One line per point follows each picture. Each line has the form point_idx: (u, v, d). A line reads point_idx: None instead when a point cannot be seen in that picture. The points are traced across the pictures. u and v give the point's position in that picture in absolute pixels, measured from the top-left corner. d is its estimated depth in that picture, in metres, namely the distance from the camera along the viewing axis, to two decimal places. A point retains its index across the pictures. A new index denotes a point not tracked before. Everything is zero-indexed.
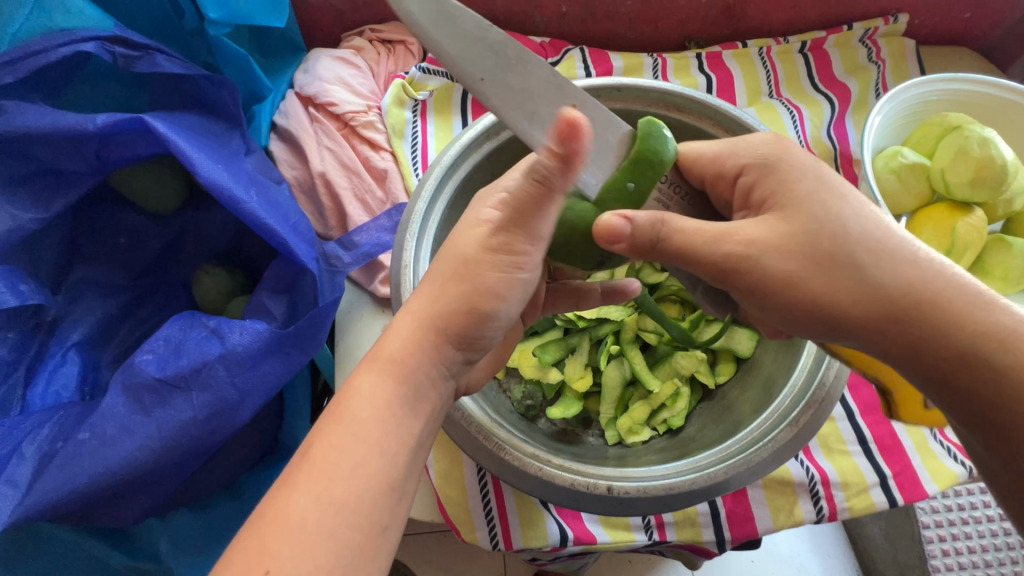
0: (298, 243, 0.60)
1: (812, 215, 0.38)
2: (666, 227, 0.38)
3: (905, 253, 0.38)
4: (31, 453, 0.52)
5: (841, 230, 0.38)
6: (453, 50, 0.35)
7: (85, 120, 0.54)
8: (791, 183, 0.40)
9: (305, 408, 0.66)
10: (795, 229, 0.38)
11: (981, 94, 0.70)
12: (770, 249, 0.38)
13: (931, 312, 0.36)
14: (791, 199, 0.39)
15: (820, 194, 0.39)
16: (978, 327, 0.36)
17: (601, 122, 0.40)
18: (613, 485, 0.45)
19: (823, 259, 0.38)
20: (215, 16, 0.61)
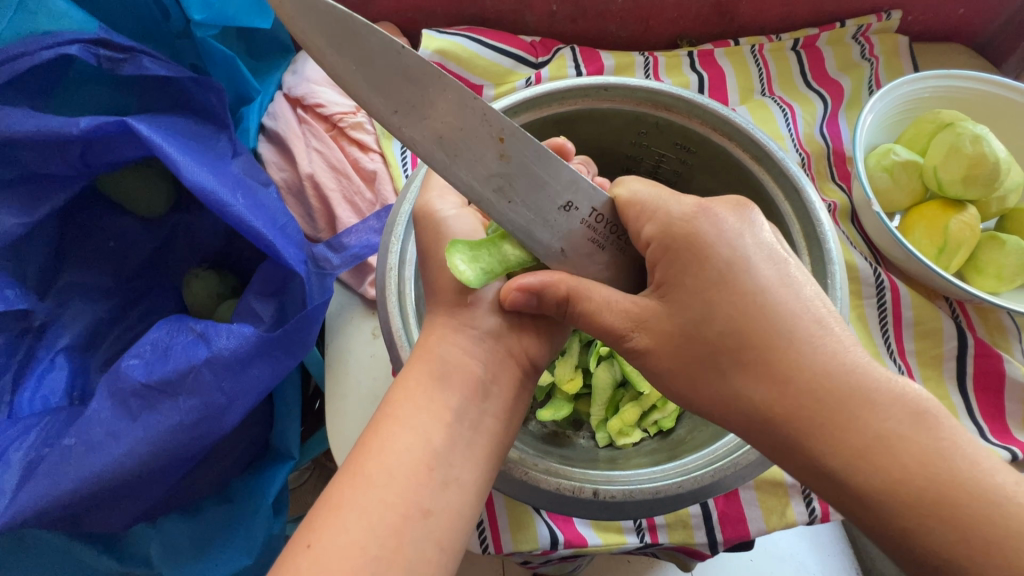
0: (286, 244, 0.59)
1: (689, 314, 0.38)
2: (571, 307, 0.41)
3: (770, 372, 0.35)
4: (17, 461, 0.52)
5: (711, 338, 0.37)
6: (364, 83, 0.34)
7: (68, 124, 0.54)
8: (682, 274, 0.38)
9: (296, 411, 0.66)
10: (675, 328, 0.38)
11: (974, 91, 0.69)
12: (655, 351, 0.39)
13: (792, 427, 0.35)
14: (685, 286, 0.38)
15: (709, 292, 0.37)
16: (849, 439, 0.33)
17: (531, 157, 0.39)
18: (599, 489, 0.45)
19: (692, 374, 0.38)
20: (200, 17, 0.61)
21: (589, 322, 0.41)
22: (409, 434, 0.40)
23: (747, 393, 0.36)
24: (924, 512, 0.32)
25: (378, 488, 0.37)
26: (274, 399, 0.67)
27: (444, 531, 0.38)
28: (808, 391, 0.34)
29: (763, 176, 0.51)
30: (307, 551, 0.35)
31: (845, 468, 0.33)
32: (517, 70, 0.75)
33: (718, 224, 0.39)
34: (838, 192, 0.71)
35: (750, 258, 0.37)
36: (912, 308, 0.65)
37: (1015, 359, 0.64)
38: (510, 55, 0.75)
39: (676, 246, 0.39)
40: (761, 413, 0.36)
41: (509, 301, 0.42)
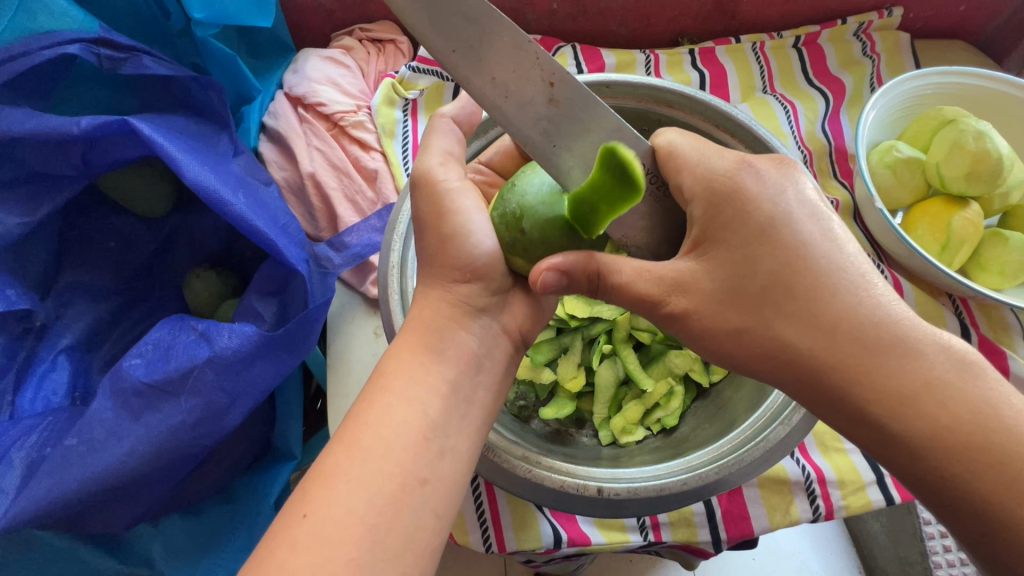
0: (287, 244, 0.59)
1: (736, 265, 0.37)
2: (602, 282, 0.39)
3: (817, 321, 0.35)
4: (19, 461, 0.52)
5: (760, 290, 0.37)
6: (426, 22, 0.35)
7: (68, 123, 0.53)
8: (726, 232, 0.38)
9: (298, 410, 0.66)
10: (717, 283, 0.38)
11: (977, 87, 0.69)
12: (697, 308, 0.38)
13: (840, 372, 0.35)
14: (732, 243, 0.37)
15: (754, 246, 0.37)
16: (896, 381, 0.34)
17: (580, 103, 0.38)
18: (603, 487, 0.45)
19: (733, 327, 0.38)
20: (200, 16, 0.61)
21: (624, 293, 0.39)
22: (403, 406, 0.39)
23: (795, 346, 0.36)
24: (961, 451, 0.33)
25: (372, 458, 0.37)
26: (276, 399, 0.66)
27: (439, 500, 0.38)
28: (854, 337, 0.35)
29: None
30: (304, 521, 0.34)
31: (894, 414, 0.34)
32: None
33: (760, 180, 0.38)
34: (840, 189, 0.71)
35: (791, 213, 0.37)
36: (914, 305, 0.65)
37: (1019, 356, 0.64)
38: None
39: (721, 204, 0.38)
40: (807, 366, 0.36)
41: (540, 284, 0.38)
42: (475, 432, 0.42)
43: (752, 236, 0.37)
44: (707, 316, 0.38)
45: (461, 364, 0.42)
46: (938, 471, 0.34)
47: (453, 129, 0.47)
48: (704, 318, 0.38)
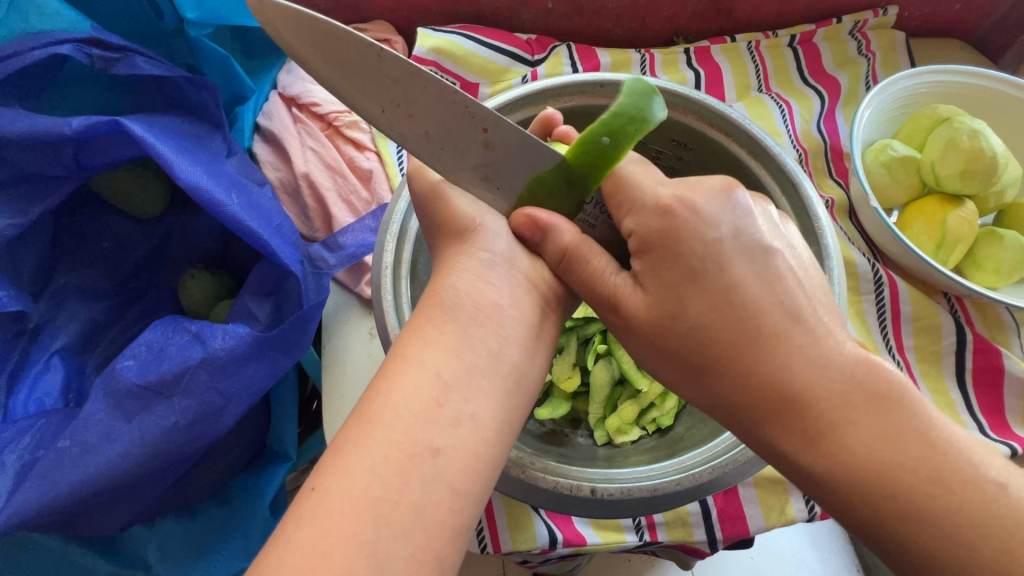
0: (281, 244, 0.59)
1: (668, 304, 0.38)
2: (565, 260, 0.42)
3: (736, 365, 0.36)
4: (11, 463, 0.52)
5: (690, 329, 0.37)
6: (352, 89, 0.37)
7: (60, 124, 0.53)
8: (661, 268, 0.38)
9: (293, 411, 0.66)
10: (651, 319, 0.39)
11: (971, 85, 0.69)
12: (636, 336, 0.40)
13: (756, 416, 0.36)
14: (663, 283, 0.38)
15: (682, 287, 0.37)
16: (809, 425, 0.34)
17: (516, 144, 0.40)
18: (597, 487, 0.45)
19: (666, 355, 0.39)
20: (193, 16, 0.61)
21: (582, 283, 0.42)
22: (414, 370, 0.36)
23: (724, 386, 0.36)
24: (885, 500, 0.32)
25: (381, 427, 0.33)
26: (271, 400, 0.66)
27: (455, 473, 0.34)
28: (768, 383, 0.35)
29: (761, 173, 0.51)
30: (311, 493, 0.32)
31: (817, 459, 0.34)
32: (513, 67, 0.74)
33: (688, 219, 0.38)
34: (835, 188, 0.71)
35: (724, 253, 0.37)
36: (909, 303, 0.65)
37: (1014, 355, 0.64)
38: (506, 53, 0.74)
39: (653, 243, 0.39)
40: (730, 403, 0.37)
41: (516, 228, 0.43)
42: (501, 395, 0.37)
43: (681, 276, 0.37)
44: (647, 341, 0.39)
45: (481, 318, 0.39)
46: (853, 514, 0.33)
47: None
48: (642, 345, 0.40)
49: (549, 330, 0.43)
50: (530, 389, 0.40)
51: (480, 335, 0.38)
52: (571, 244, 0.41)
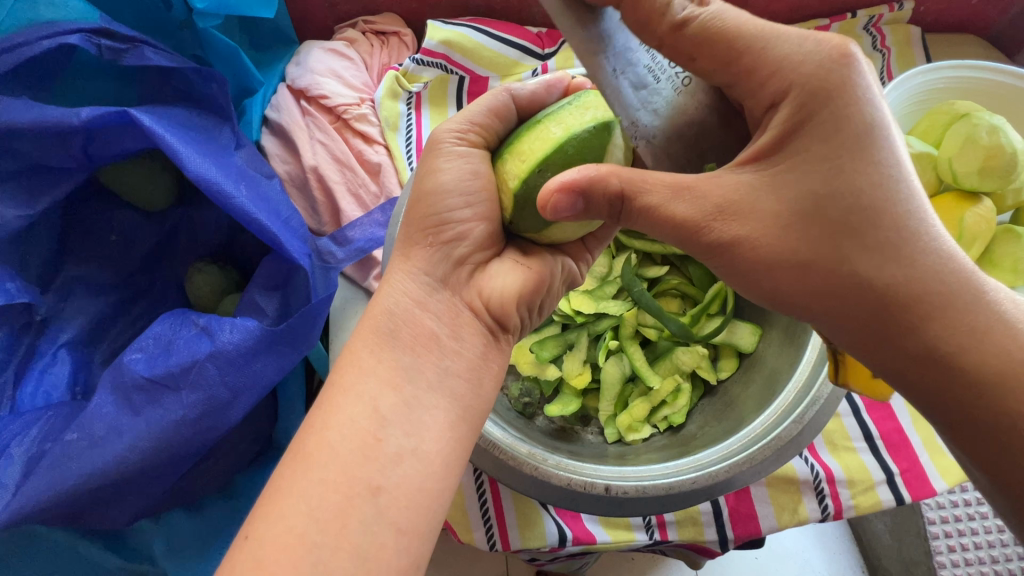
0: (290, 238, 0.58)
1: (812, 184, 0.32)
2: (627, 204, 0.35)
3: (893, 249, 0.32)
4: (19, 454, 0.52)
5: (835, 198, 0.32)
6: None
7: (68, 115, 0.53)
8: (810, 141, 0.32)
9: (300, 406, 0.65)
10: (791, 200, 0.33)
11: (988, 81, 0.68)
12: (757, 226, 0.33)
13: (907, 317, 0.32)
14: (799, 153, 0.32)
15: (844, 157, 0.32)
16: (973, 328, 0.32)
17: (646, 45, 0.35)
18: (611, 485, 0.44)
19: (797, 262, 0.33)
20: (202, 6, 0.60)
21: (652, 216, 0.35)
22: (353, 403, 0.37)
23: (866, 271, 0.32)
24: (990, 381, 0.32)
25: (316, 468, 0.35)
26: (276, 395, 0.66)
27: (399, 513, 0.35)
28: (932, 278, 0.32)
29: None
30: (244, 542, 0.34)
31: (945, 341, 0.32)
32: (523, 61, 0.73)
33: (865, 79, 0.32)
34: None
35: (875, 130, 0.32)
36: None
37: None
38: (516, 46, 0.72)
39: (817, 103, 0.32)
40: (880, 300, 0.32)
41: (549, 207, 0.35)
42: (453, 428, 0.39)
43: (854, 148, 0.32)
44: (768, 253, 0.34)
45: (417, 349, 0.40)
46: (995, 423, 0.33)
47: (512, 118, 0.45)
48: (769, 238, 0.34)
49: (494, 360, 0.44)
50: (475, 419, 0.41)
51: (417, 370, 0.39)
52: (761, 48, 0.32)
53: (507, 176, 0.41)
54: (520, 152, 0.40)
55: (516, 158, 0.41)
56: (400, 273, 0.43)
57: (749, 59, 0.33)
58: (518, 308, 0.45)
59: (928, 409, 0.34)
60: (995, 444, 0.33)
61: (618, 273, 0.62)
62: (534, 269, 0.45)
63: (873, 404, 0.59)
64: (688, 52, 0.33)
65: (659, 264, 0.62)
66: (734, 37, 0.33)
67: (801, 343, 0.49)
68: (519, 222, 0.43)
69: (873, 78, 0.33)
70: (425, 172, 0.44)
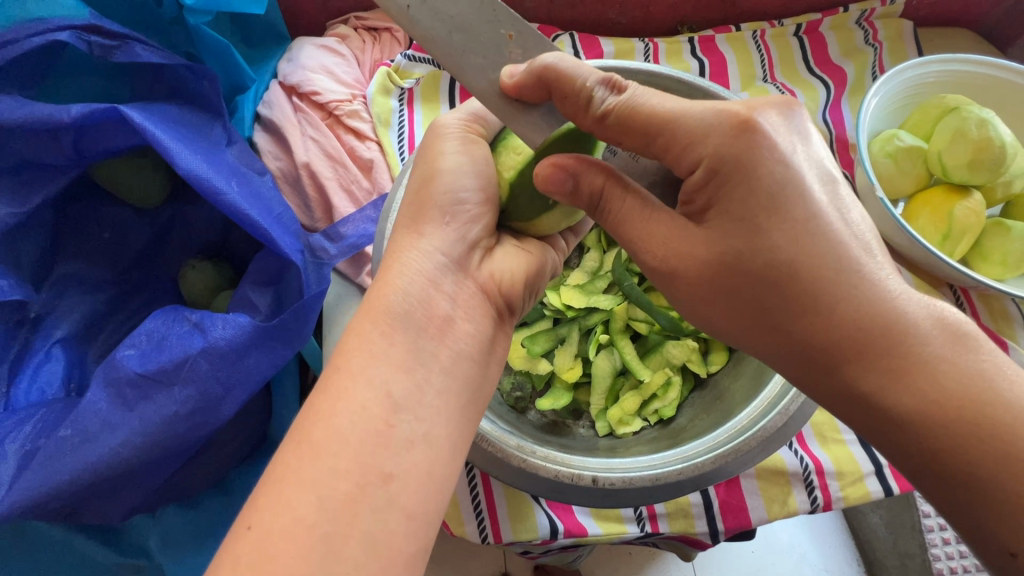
0: (282, 234, 0.58)
1: (730, 239, 0.34)
2: (605, 200, 0.38)
3: (813, 299, 0.32)
4: (14, 450, 0.52)
5: (753, 252, 0.33)
6: (457, 40, 0.37)
7: (58, 112, 0.53)
8: (728, 199, 0.34)
9: (294, 401, 0.66)
10: (712, 252, 0.35)
11: (980, 75, 0.68)
12: (687, 272, 0.36)
13: (834, 363, 0.32)
14: (720, 208, 0.34)
15: (756, 216, 0.33)
16: (909, 368, 0.31)
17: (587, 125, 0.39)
18: (598, 476, 0.45)
19: (731, 304, 0.35)
20: (192, 2, 0.60)
21: (620, 228, 0.38)
22: (363, 386, 0.36)
23: (789, 323, 0.33)
24: (924, 427, 0.31)
25: (326, 456, 0.34)
26: (271, 391, 0.66)
27: (411, 497, 0.35)
28: (857, 325, 0.31)
29: None
30: (247, 533, 0.32)
31: (874, 389, 0.32)
32: None
33: (771, 140, 0.33)
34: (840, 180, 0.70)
35: (791, 183, 0.33)
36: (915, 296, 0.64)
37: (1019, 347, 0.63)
38: None
39: (728, 166, 0.33)
40: (803, 347, 0.33)
41: (541, 178, 0.38)
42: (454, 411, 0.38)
43: (766, 205, 0.33)
44: (698, 289, 0.36)
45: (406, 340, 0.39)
46: (937, 461, 0.31)
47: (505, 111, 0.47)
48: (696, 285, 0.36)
49: (500, 342, 0.44)
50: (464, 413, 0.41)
51: (422, 348, 0.39)
52: (677, 128, 0.34)
53: (503, 167, 0.44)
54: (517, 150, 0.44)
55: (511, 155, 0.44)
56: (411, 249, 0.42)
57: (663, 138, 0.35)
58: (521, 289, 0.46)
59: (879, 453, 0.34)
60: (944, 484, 0.32)
61: (609, 267, 0.62)
62: (532, 253, 0.47)
63: None
64: (613, 134, 0.36)
65: None
66: (651, 117, 0.35)
67: None
68: (513, 210, 0.45)
69: (790, 135, 0.34)
70: (430, 155, 0.44)
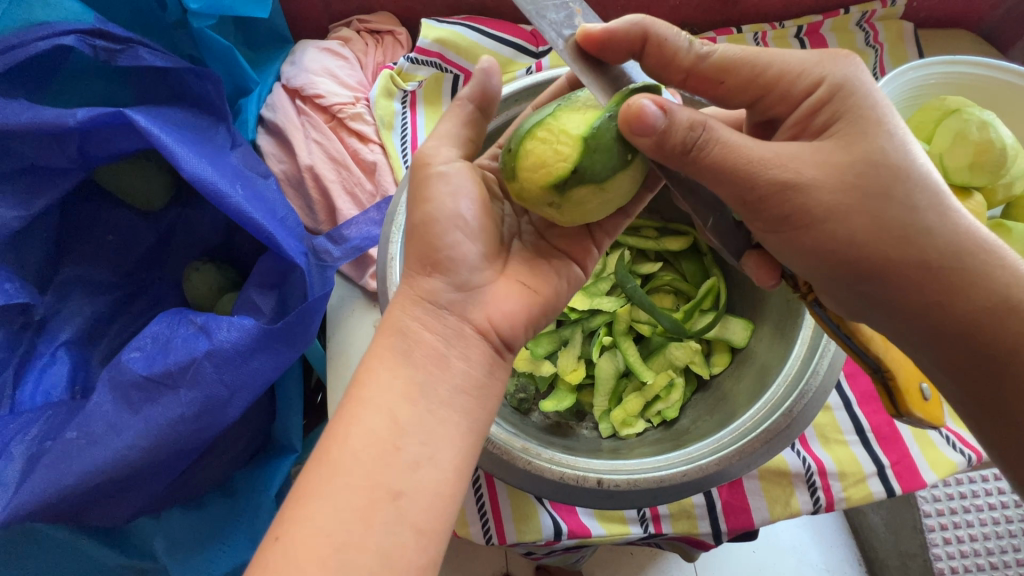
0: (286, 237, 0.59)
1: (862, 147, 0.34)
2: (706, 132, 0.35)
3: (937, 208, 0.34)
4: (19, 453, 0.52)
5: (884, 159, 0.33)
6: None
7: (64, 115, 0.53)
8: (857, 110, 0.35)
9: (298, 403, 0.66)
10: (849, 159, 0.34)
11: (980, 76, 0.68)
12: (816, 183, 0.34)
13: (949, 268, 0.35)
14: (852, 123, 0.34)
15: (885, 125, 0.34)
16: (995, 290, 0.35)
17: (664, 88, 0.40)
18: (603, 478, 0.45)
19: (856, 207, 0.34)
20: (196, 6, 0.60)
21: (719, 160, 0.35)
22: (374, 411, 0.37)
23: (918, 224, 0.34)
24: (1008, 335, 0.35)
25: (343, 474, 0.35)
26: (275, 393, 0.66)
27: (422, 513, 0.36)
28: (963, 240, 0.35)
29: None
30: (275, 544, 0.34)
31: (980, 296, 0.35)
32: (517, 59, 0.73)
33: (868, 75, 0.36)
34: None
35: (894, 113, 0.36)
36: None
37: None
38: (510, 44, 0.73)
39: (849, 89, 0.35)
40: (926, 254, 0.34)
41: (636, 111, 0.33)
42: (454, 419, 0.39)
43: (889, 119, 0.35)
44: (823, 196, 0.34)
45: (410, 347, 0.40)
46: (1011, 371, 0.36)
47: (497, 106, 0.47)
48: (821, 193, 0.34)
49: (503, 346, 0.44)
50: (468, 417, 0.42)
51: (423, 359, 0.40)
52: (785, 62, 0.37)
53: (567, 124, 0.38)
54: (578, 109, 0.38)
55: (543, 142, 0.38)
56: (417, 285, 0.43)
57: (771, 73, 0.37)
58: (523, 331, 0.46)
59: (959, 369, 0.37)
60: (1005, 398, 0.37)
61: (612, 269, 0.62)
62: (539, 291, 0.47)
63: (864, 399, 0.60)
64: (713, 79, 0.38)
65: (652, 261, 0.63)
66: (753, 61, 0.37)
67: (792, 338, 0.50)
68: (583, 171, 0.37)
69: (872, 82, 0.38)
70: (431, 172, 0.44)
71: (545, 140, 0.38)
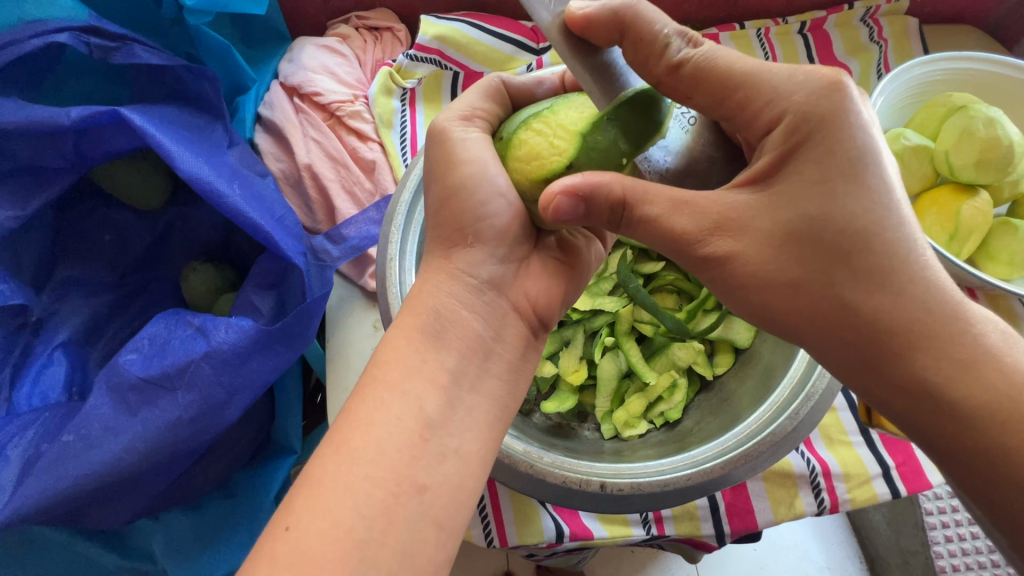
0: (284, 237, 0.58)
1: (805, 207, 0.33)
2: (628, 212, 0.34)
3: (887, 274, 0.33)
4: (15, 457, 0.51)
5: (824, 222, 0.33)
6: None
7: (58, 115, 0.53)
8: (806, 161, 0.33)
9: (297, 405, 0.65)
10: (788, 220, 0.33)
11: (986, 73, 0.67)
12: (753, 248, 0.34)
13: (898, 340, 0.33)
14: (795, 183, 0.33)
15: (834, 180, 0.33)
16: (966, 355, 0.33)
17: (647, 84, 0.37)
18: (606, 482, 0.45)
19: (792, 282, 0.34)
20: (192, 3, 0.59)
21: (650, 227, 0.35)
22: (399, 402, 0.37)
23: (857, 295, 0.33)
24: (973, 410, 0.33)
25: (344, 472, 0.34)
26: (274, 395, 0.66)
27: (442, 508, 0.36)
28: (922, 307, 0.33)
29: None
30: (284, 533, 0.33)
31: (937, 373, 0.33)
32: (517, 56, 0.72)
33: (857, 106, 0.33)
34: None
35: (871, 152, 0.33)
36: None
37: None
38: (511, 41, 0.72)
39: (810, 130, 0.33)
40: (871, 323, 0.33)
41: (551, 208, 0.35)
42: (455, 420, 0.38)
43: (845, 173, 0.32)
44: (758, 265, 0.34)
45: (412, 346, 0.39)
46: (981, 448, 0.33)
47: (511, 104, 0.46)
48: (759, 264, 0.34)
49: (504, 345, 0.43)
50: None
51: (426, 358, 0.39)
52: (755, 83, 0.34)
53: (564, 121, 0.37)
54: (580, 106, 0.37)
55: (539, 135, 0.38)
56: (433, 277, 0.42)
57: (743, 92, 0.35)
58: (557, 309, 0.47)
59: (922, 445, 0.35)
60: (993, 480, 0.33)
61: (614, 269, 0.62)
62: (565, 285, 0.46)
63: None
64: (682, 89, 0.36)
65: (655, 260, 0.62)
66: (727, 74, 0.35)
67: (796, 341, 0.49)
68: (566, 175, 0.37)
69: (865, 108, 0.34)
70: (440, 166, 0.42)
71: (540, 132, 0.38)
